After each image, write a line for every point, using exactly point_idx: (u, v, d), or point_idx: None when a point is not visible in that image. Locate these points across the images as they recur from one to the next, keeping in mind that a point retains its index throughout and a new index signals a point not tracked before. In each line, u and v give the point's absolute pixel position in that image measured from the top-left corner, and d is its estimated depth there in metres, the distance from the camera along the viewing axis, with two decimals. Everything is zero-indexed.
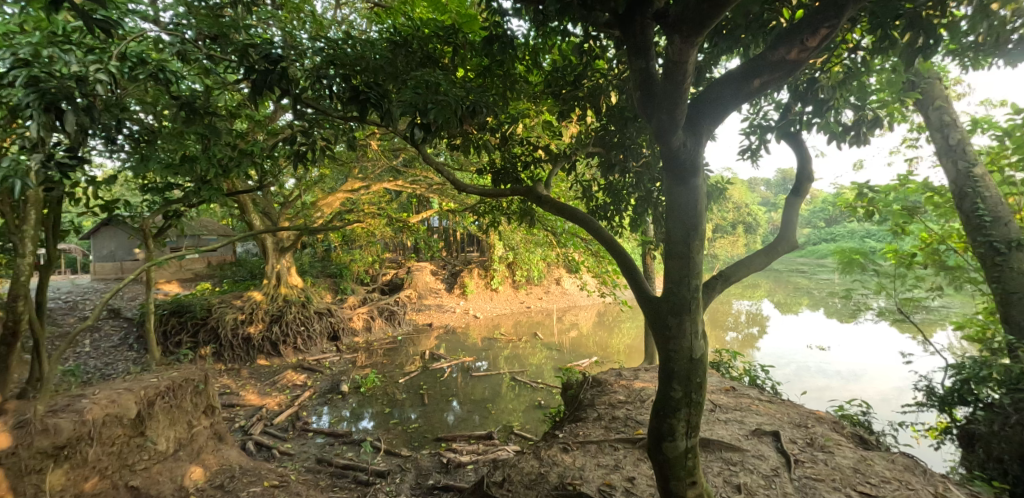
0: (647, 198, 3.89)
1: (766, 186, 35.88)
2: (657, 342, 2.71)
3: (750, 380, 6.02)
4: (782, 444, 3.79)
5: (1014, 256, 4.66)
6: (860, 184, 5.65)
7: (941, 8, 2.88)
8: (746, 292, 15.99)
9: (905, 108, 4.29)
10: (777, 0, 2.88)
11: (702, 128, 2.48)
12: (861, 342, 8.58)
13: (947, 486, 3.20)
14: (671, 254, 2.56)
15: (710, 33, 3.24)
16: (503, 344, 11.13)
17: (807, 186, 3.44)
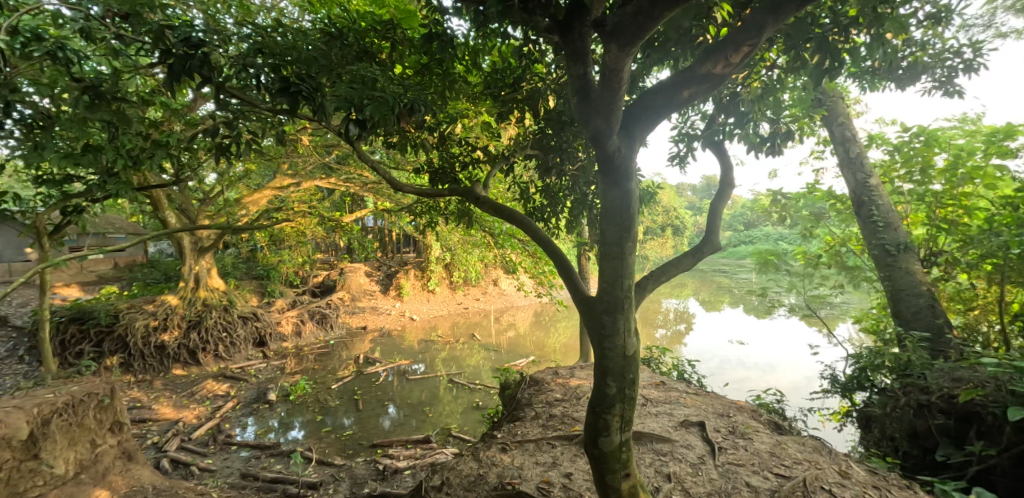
0: (582, 200, 4.04)
1: (691, 191, 38.05)
2: (592, 340, 2.79)
3: (678, 374, 6.36)
4: (707, 433, 4.04)
5: (902, 257, 5.28)
6: (774, 191, 6.15)
7: (844, 34, 3.21)
8: (673, 291, 16.87)
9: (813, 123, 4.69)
10: (705, 17, 3.09)
11: (635, 135, 2.60)
12: (774, 336, 9.34)
13: (849, 463, 3.54)
14: (606, 255, 2.64)
15: (643, 44, 3.38)
16: (441, 345, 10.98)
17: (728, 192, 3.70)
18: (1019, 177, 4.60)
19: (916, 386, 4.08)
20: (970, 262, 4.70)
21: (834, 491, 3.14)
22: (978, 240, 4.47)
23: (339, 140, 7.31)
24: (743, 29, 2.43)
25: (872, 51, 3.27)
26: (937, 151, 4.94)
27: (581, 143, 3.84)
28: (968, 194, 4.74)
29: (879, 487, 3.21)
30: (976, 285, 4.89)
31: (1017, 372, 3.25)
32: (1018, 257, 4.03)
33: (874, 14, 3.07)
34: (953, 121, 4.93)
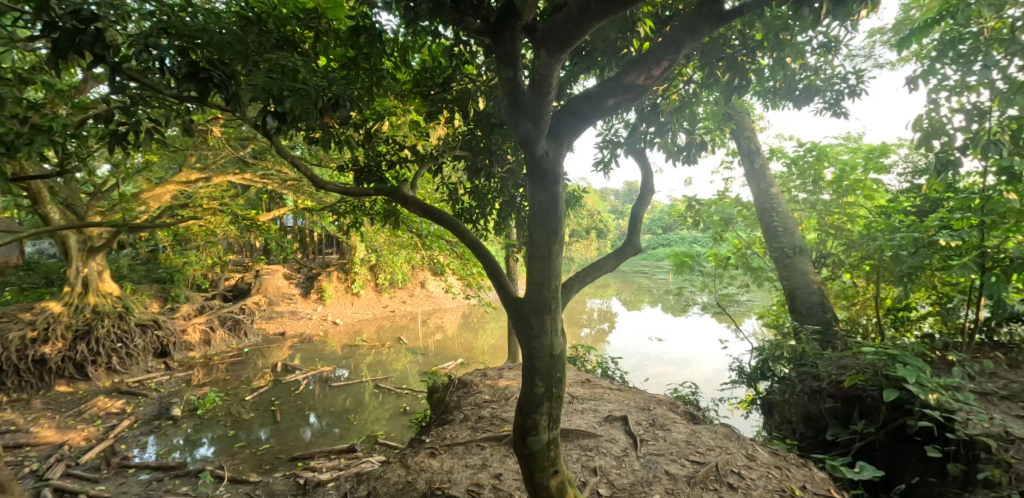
0: (511, 203, 4.09)
1: (614, 196, 39.81)
2: (520, 340, 2.83)
3: (603, 371, 6.62)
4: (630, 427, 4.25)
5: (797, 259, 5.91)
6: (689, 197, 6.62)
7: (751, 56, 3.54)
8: (597, 291, 17.59)
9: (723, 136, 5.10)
10: (629, 31, 3.26)
11: (563, 140, 2.68)
12: (688, 333, 10.04)
13: (754, 447, 3.88)
14: (534, 257, 2.69)
15: (571, 53, 3.51)
16: (366, 350, 10.60)
17: (648, 197, 3.91)
18: (890, 189, 5.32)
19: (809, 374, 4.57)
20: (851, 263, 5.35)
21: (742, 474, 3.42)
22: (858, 244, 5.10)
23: (255, 133, 6.83)
24: (664, 45, 2.58)
25: (774, 73, 3.62)
26: (826, 165, 5.59)
27: (511, 146, 3.89)
28: (851, 203, 5.39)
29: (779, 467, 3.54)
30: (856, 283, 5.58)
31: (889, 359, 3.75)
32: (889, 259, 4.65)
33: (775, 40, 3.41)
34: (838, 139, 5.60)
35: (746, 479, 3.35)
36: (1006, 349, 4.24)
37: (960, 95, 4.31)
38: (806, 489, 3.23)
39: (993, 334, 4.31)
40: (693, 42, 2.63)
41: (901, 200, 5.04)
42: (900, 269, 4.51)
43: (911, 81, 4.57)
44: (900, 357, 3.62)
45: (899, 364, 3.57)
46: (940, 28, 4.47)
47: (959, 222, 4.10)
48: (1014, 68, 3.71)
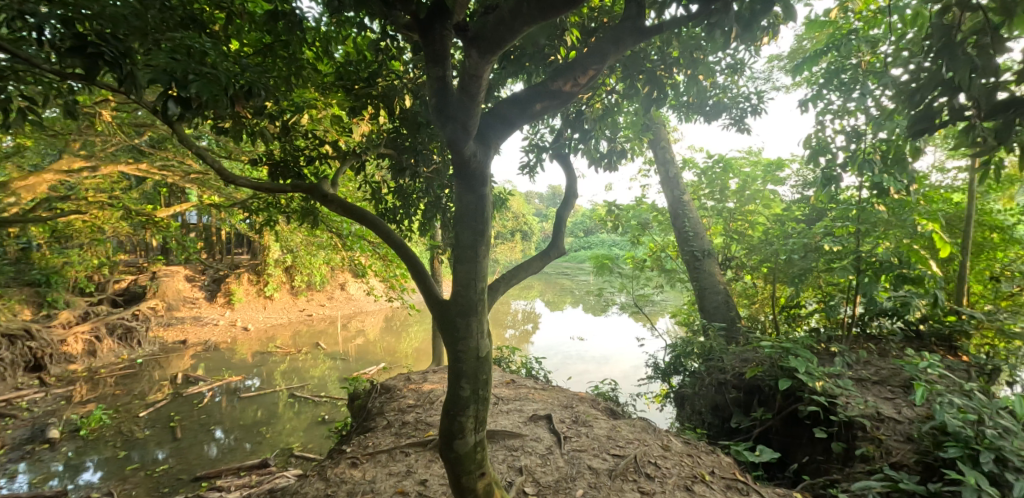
0: (436, 203, 4.04)
1: (538, 199, 40.69)
2: (446, 343, 2.81)
3: (527, 371, 6.74)
4: (554, 425, 4.35)
5: (704, 262, 6.38)
6: (610, 202, 6.96)
7: (668, 71, 3.79)
8: (522, 292, 17.88)
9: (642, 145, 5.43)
10: (557, 39, 3.37)
11: (491, 142, 2.69)
12: (607, 332, 10.50)
13: (669, 438, 4.13)
14: (460, 258, 2.69)
15: (499, 57, 3.56)
16: (280, 357, 9.93)
17: (572, 201, 4.06)
18: (784, 199, 5.94)
19: (716, 368, 4.97)
20: (752, 265, 5.89)
21: (659, 464, 3.62)
22: (758, 248, 5.64)
23: (153, 119, 6.17)
24: (589, 55, 2.69)
25: (688, 88, 3.90)
26: (731, 176, 6.13)
27: (438, 146, 3.85)
28: (752, 211, 5.94)
29: (692, 455, 3.80)
30: (755, 283, 6.15)
31: (783, 351, 4.17)
32: (783, 261, 5.19)
33: (689, 58, 3.68)
34: (742, 152, 6.16)
35: (662, 468, 3.56)
36: (874, 341, 4.89)
37: (842, 119, 4.92)
38: (715, 474, 3.49)
39: (865, 328, 4.95)
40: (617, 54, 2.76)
41: (793, 209, 5.64)
42: (793, 270, 5.04)
43: (803, 104, 5.14)
44: (792, 349, 4.04)
45: (792, 356, 3.99)
46: (826, 59, 5.08)
47: (839, 230, 4.67)
48: (883, 97, 4.31)
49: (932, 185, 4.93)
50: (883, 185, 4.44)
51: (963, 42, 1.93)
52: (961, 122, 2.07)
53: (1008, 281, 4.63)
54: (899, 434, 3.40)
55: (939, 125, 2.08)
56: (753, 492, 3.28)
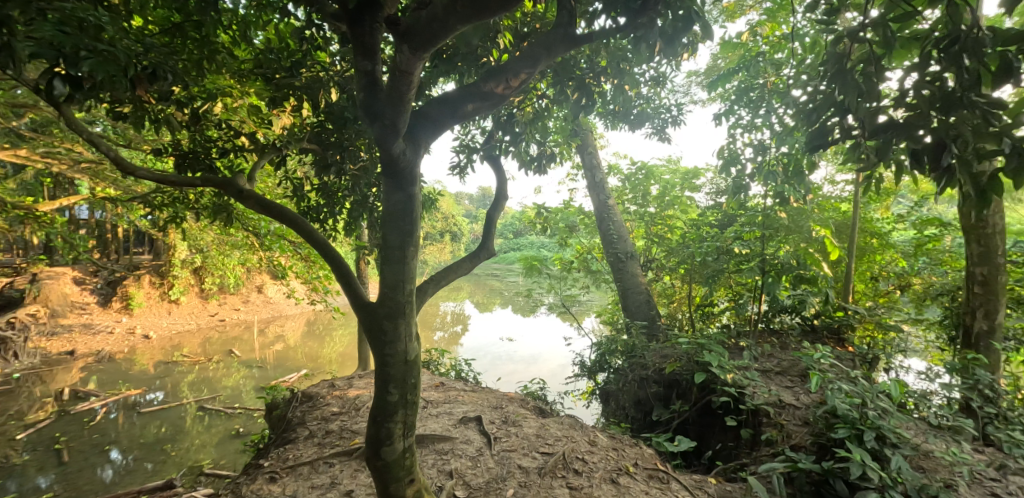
0: (362, 202, 3.90)
1: (469, 200, 40.34)
2: (373, 347, 2.71)
3: (457, 373, 6.66)
4: (484, 427, 4.33)
5: (627, 263, 6.67)
6: (539, 205, 7.09)
7: (596, 80, 3.94)
8: (452, 294, 17.70)
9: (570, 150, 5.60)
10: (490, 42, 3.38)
11: (421, 141, 2.64)
12: (535, 332, 10.67)
13: (595, 433, 4.25)
14: (387, 259, 2.61)
15: (431, 55, 3.51)
16: (188, 366, 9.05)
17: (503, 204, 4.09)
18: (699, 205, 6.38)
19: (638, 364, 5.20)
20: (671, 267, 6.28)
21: (586, 459, 3.71)
22: (676, 250, 6.01)
23: (35, 99, 5.38)
24: (520, 59, 2.71)
25: (615, 96, 4.06)
26: (652, 183, 6.51)
27: (365, 142, 3.71)
28: (670, 216, 6.39)
29: (617, 449, 3.94)
30: (673, 284, 6.53)
31: (698, 347, 4.47)
32: (698, 263, 5.58)
33: (616, 68, 3.84)
34: (663, 161, 6.57)
35: (590, 463, 3.65)
36: (776, 335, 5.37)
37: (750, 133, 5.37)
38: (638, 466, 3.65)
39: (769, 323, 5.38)
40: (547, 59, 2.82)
41: (707, 215, 6.08)
42: (707, 271, 5.43)
43: (717, 117, 5.55)
44: (706, 345, 4.35)
45: (706, 351, 4.29)
46: (737, 77, 5.52)
47: (748, 234, 5.09)
48: (785, 116, 4.77)
49: (825, 196, 5.51)
50: (784, 194, 4.90)
51: (852, 69, 2.19)
52: (848, 141, 2.32)
53: (885, 280, 5.38)
54: (797, 419, 3.76)
55: (830, 143, 2.32)
56: (673, 480, 3.45)
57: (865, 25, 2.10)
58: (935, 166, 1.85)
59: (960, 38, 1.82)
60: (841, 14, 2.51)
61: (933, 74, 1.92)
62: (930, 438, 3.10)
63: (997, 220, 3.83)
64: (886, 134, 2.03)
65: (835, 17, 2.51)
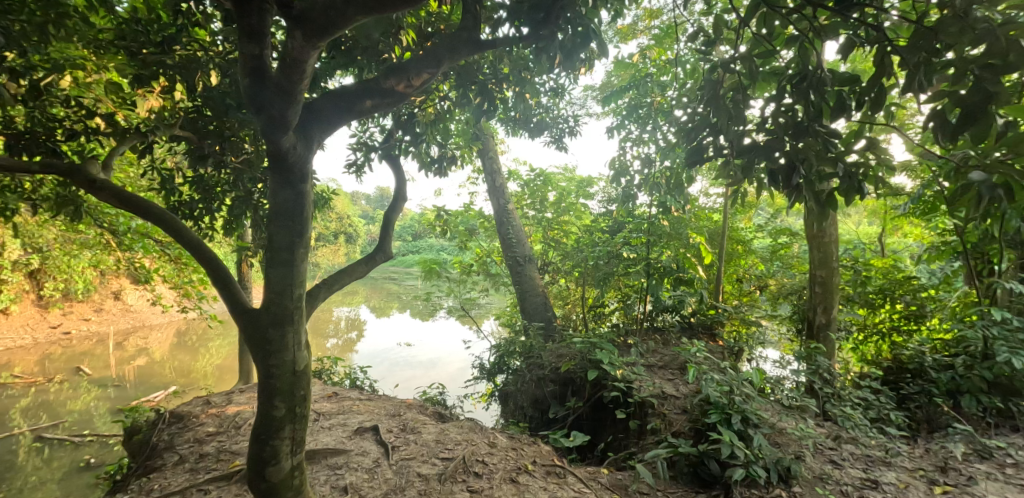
0: (246, 199, 3.55)
1: (365, 200, 38.50)
2: (255, 358, 2.46)
3: (351, 382, 6.29)
4: (381, 436, 4.10)
5: (525, 267, 6.85)
6: (439, 207, 7.01)
7: (498, 86, 3.99)
8: (345, 299, 16.73)
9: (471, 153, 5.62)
10: (393, 38, 3.28)
11: (313, 135, 2.46)
12: (435, 336, 10.49)
13: (495, 435, 4.21)
14: (273, 262, 2.39)
15: (328, 45, 3.30)
16: (19, 390, 7.47)
17: (401, 205, 4.00)
18: (593, 211, 6.76)
19: (535, 364, 5.36)
20: (566, 270, 6.58)
21: (486, 460, 3.67)
22: (571, 254, 6.32)
23: None
24: (423, 58, 2.64)
25: (517, 103, 4.15)
26: (550, 189, 6.81)
27: (250, 134, 3.38)
28: (566, 221, 6.71)
29: (516, 448, 3.93)
30: (569, 286, 6.83)
31: (591, 346, 4.74)
32: (591, 266, 5.92)
33: (518, 76, 3.93)
34: (559, 169, 6.92)
35: (489, 465, 3.61)
36: (659, 332, 5.86)
37: (638, 146, 5.82)
38: (536, 463, 3.68)
39: (653, 322, 5.84)
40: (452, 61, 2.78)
41: (599, 221, 6.38)
42: (599, 274, 5.80)
43: (610, 130, 5.96)
44: (598, 344, 4.63)
45: (598, 349, 4.56)
46: (628, 95, 5.97)
47: (636, 240, 5.52)
48: (668, 133, 5.27)
49: (700, 207, 6.17)
50: (667, 205, 5.39)
51: (724, 96, 2.48)
52: (720, 159, 2.62)
53: (747, 282, 6.18)
54: (677, 407, 4.14)
55: (706, 159, 2.60)
56: (569, 474, 3.52)
57: (735, 57, 2.39)
58: (788, 184, 2.15)
59: (807, 77, 2.15)
60: (717, 46, 2.82)
61: (787, 105, 2.24)
62: (783, 417, 3.60)
63: (831, 230, 4.60)
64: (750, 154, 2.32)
65: (711, 48, 2.82)
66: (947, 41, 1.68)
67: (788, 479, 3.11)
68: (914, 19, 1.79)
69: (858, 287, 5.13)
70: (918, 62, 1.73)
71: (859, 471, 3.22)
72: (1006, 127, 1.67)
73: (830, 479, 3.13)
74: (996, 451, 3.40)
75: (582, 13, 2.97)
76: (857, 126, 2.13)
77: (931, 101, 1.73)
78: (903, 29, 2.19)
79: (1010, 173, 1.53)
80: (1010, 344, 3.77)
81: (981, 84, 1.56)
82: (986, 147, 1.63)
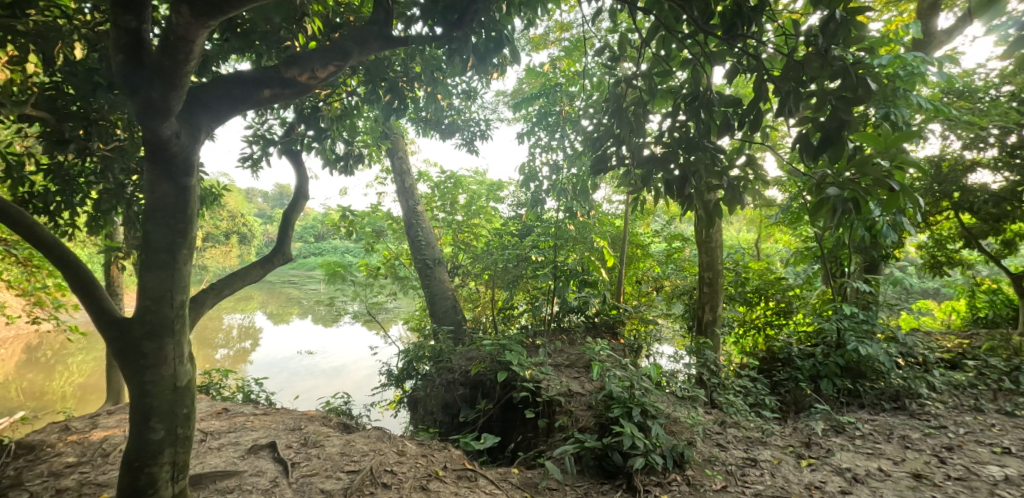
0: (117, 193, 3.12)
1: (262, 198, 35.27)
2: (126, 374, 2.15)
3: (244, 396, 5.72)
4: (278, 453, 3.71)
5: (435, 269, 6.76)
6: (344, 207, 6.66)
7: (410, 85, 3.86)
8: (238, 305, 15.22)
9: (380, 152, 5.42)
10: (296, 25, 3.06)
11: (200, 123, 2.21)
12: (338, 343, 9.92)
13: (404, 443, 4.03)
14: (149, 265, 2.11)
15: (220, 25, 2.95)
16: None
17: (302, 206, 3.76)
18: (502, 215, 6.85)
19: (445, 368, 5.33)
20: (476, 273, 6.59)
21: (395, 470, 3.46)
22: (481, 257, 6.34)
23: None
24: (330, 49, 2.47)
25: (428, 103, 4.10)
26: (460, 192, 6.75)
27: (122, 118, 2.96)
28: (476, 224, 6.78)
29: (426, 455, 3.77)
30: (478, 289, 6.83)
31: (500, 348, 4.80)
32: (501, 269, 6.00)
33: (430, 76, 3.88)
34: (470, 172, 6.93)
35: (399, 474, 3.41)
36: (565, 332, 6.07)
37: (547, 153, 6.02)
38: (448, 469, 3.55)
39: (559, 322, 6.02)
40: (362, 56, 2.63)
41: (509, 224, 6.46)
42: (508, 277, 5.89)
43: (521, 136, 6.11)
44: (507, 346, 4.71)
45: (507, 351, 4.64)
46: (538, 102, 6.15)
47: (543, 243, 5.71)
48: (575, 142, 5.53)
49: (604, 212, 6.53)
50: (573, 210, 5.65)
51: (627, 109, 2.65)
52: (622, 168, 2.80)
53: (645, 283, 6.65)
54: (582, 404, 4.31)
55: (609, 168, 2.76)
56: (480, 477, 3.47)
57: (637, 74, 2.58)
58: (681, 193, 2.35)
59: (698, 97, 2.37)
60: (620, 62, 3.00)
61: (681, 121, 2.46)
62: (677, 407, 3.92)
63: (716, 237, 5.10)
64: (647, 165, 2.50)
65: (615, 64, 3.00)
66: (812, 74, 1.96)
67: (682, 464, 3.40)
68: (787, 53, 2.07)
69: (738, 287, 5.84)
70: (789, 91, 2.01)
71: (741, 452, 3.62)
72: (854, 151, 1.97)
73: (718, 461, 3.47)
74: (847, 425, 4.02)
75: (495, 19, 3.00)
76: (738, 144, 2.40)
77: (799, 125, 2.01)
78: (777, 61, 2.50)
79: (858, 190, 1.81)
80: (857, 333, 4.54)
81: (838, 114, 1.85)
82: (840, 167, 1.92)
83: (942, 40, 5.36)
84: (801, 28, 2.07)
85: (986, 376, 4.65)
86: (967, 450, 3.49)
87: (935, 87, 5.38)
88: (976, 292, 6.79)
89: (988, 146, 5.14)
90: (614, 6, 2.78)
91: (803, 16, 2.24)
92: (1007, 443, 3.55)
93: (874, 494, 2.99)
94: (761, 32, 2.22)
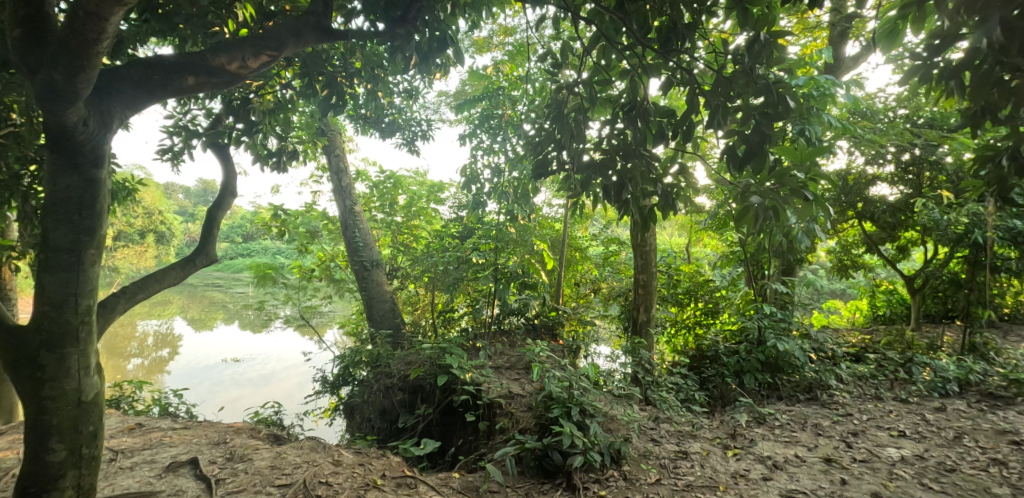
0: (11, 184, 2.78)
1: (185, 194, 32.33)
2: (19, 389, 1.90)
3: (160, 410, 5.22)
4: (200, 470, 3.42)
5: (372, 271, 6.55)
6: (275, 205, 6.29)
7: (349, 81, 3.70)
8: (154, 311, 13.90)
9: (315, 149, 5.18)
10: (224, 9, 2.86)
11: (113, 111, 1.99)
12: (268, 349, 9.32)
13: (340, 452, 3.84)
14: (46, 265, 1.87)
15: (140, 5, 2.70)
16: None
17: (229, 203, 3.52)
18: (442, 217, 6.79)
19: (383, 373, 5.16)
20: (415, 275, 6.44)
21: (330, 482, 3.26)
22: (421, 259, 6.21)
23: None
24: (263, 37, 2.30)
25: (366, 101, 3.93)
26: (399, 192, 6.71)
27: (17, 102, 2.67)
28: (415, 226, 6.64)
29: (363, 464, 3.62)
30: (417, 292, 6.66)
31: (440, 352, 4.72)
32: (441, 271, 5.91)
33: (370, 73, 3.74)
34: (409, 172, 6.84)
35: (334, 486, 3.22)
36: (505, 334, 6.06)
37: (488, 156, 6.09)
38: (386, 477, 3.41)
39: (500, 325, 6.00)
40: (299, 48, 2.48)
41: (449, 226, 6.41)
42: (448, 279, 5.82)
43: (463, 138, 6.10)
44: (447, 349, 4.64)
45: (448, 355, 4.59)
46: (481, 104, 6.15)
47: (484, 245, 5.70)
48: (517, 145, 5.68)
49: (544, 216, 6.64)
50: (513, 212, 5.84)
51: (569, 115, 2.69)
52: (563, 173, 2.84)
53: (584, 285, 6.84)
54: (522, 405, 4.27)
55: (550, 173, 2.79)
56: (420, 483, 3.37)
57: (578, 82, 2.63)
58: (618, 198, 2.42)
59: (633, 107, 2.47)
60: (562, 68, 3.04)
61: (619, 129, 2.55)
62: (613, 405, 4.05)
63: (650, 241, 5.33)
64: (588, 171, 2.53)
65: (557, 70, 3.03)
66: (738, 90, 2.11)
67: (619, 460, 3.52)
68: (715, 69, 2.21)
69: (670, 289, 6.16)
70: (718, 104, 2.15)
71: (673, 445, 3.80)
72: (774, 163, 2.13)
73: (652, 455, 3.63)
74: (767, 416, 4.35)
75: (439, 18, 2.96)
76: (672, 153, 2.52)
77: (726, 137, 2.13)
78: (707, 76, 2.63)
79: (777, 199, 1.95)
80: (775, 330, 5.00)
81: (760, 128, 1.99)
82: (761, 178, 2.07)
83: (850, 66, 5.96)
84: (728, 47, 2.22)
85: (885, 366, 5.20)
86: (869, 435, 3.89)
87: (843, 107, 6.00)
88: (876, 292, 7.59)
89: (886, 162, 5.78)
90: (558, 13, 2.81)
91: (729, 35, 2.39)
92: (901, 427, 3.99)
93: (791, 478, 3.25)
94: (692, 48, 2.34)
